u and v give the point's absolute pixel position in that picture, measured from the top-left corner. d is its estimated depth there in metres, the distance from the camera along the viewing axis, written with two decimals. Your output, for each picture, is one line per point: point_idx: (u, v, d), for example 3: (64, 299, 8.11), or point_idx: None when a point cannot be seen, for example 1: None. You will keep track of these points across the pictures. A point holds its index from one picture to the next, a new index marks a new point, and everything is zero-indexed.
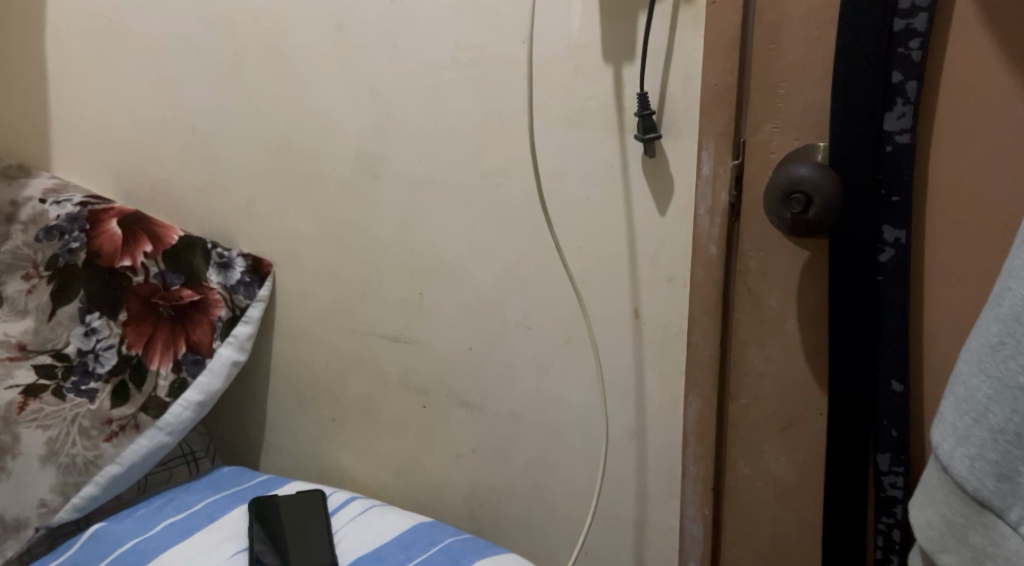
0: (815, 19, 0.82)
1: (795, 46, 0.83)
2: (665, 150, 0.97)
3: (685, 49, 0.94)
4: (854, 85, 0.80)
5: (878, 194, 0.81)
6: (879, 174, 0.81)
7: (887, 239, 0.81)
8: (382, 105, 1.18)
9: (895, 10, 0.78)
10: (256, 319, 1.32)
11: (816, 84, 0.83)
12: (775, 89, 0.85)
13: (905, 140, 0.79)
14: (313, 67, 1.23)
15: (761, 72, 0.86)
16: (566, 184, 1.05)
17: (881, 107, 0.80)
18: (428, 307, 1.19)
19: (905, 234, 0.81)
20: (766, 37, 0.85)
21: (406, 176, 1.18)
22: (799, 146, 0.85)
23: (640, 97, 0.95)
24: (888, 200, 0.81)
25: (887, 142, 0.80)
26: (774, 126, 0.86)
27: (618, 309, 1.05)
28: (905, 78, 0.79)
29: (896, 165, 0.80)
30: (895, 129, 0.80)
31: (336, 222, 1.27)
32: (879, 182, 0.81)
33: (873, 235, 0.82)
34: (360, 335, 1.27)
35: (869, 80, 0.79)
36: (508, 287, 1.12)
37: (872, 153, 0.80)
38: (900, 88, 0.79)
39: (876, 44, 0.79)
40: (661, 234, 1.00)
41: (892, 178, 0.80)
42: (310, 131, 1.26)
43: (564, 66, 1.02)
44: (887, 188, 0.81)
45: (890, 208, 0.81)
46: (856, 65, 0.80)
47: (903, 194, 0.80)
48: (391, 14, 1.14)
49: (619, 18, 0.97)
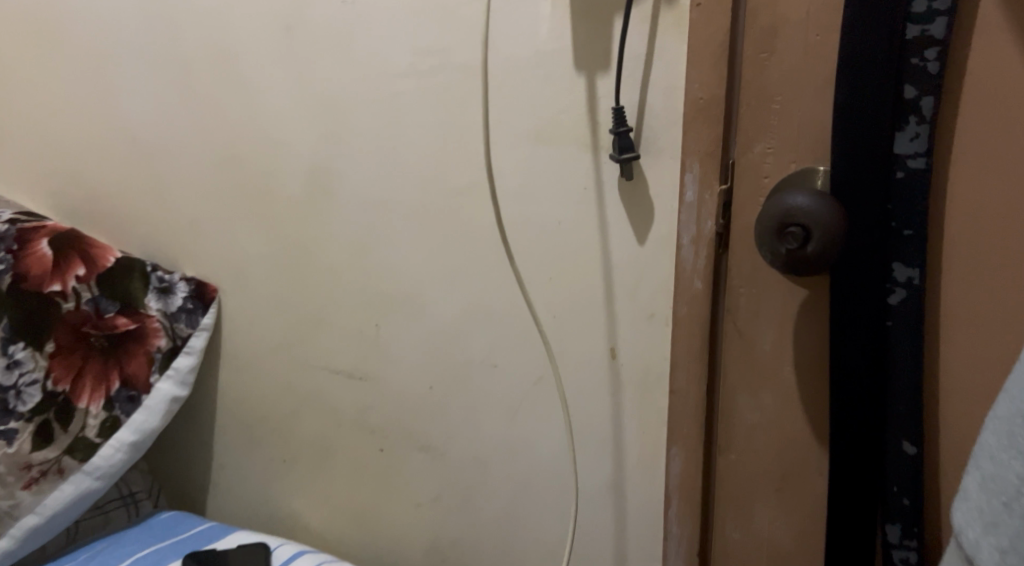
0: (815, 24, 0.71)
1: (791, 55, 0.72)
2: (645, 171, 0.86)
3: (667, 58, 0.83)
4: (861, 101, 0.69)
5: (888, 227, 0.70)
6: (888, 204, 0.70)
7: (898, 279, 0.70)
8: (335, 116, 1.06)
9: (909, 14, 0.67)
10: (199, 349, 1.20)
11: (816, 99, 0.72)
12: (769, 104, 0.74)
13: (919, 165, 0.68)
14: (262, 72, 1.11)
15: (753, 84, 0.75)
16: (536, 207, 0.94)
17: (892, 126, 0.69)
18: (385, 341, 1.08)
19: (919, 273, 0.69)
20: (759, 44, 0.74)
21: (363, 194, 1.06)
22: (796, 169, 0.74)
23: (616, 111, 0.83)
24: (899, 233, 0.70)
25: (898, 168, 0.69)
26: (767, 146, 0.75)
27: (593, 348, 0.93)
28: (920, 94, 0.68)
29: (909, 193, 0.69)
30: (907, 151, 0.69)
31: (286, 244, 1.15)
32: (888, 213, 0.70)
33: (881, 275, 0.71)
34: (313, 369, 1.15)
35: (878, 95, 0.69)
36: (473, 319, 1.01)
37: (880, 180, 0.69)
38: (914, 104, 0.68)
39: (886, 54, 0.68)
40: (641, 265, 0.89)
41: (903, 209, 0.69)
42: (257, 144, 1.14)
43: (533, 75, 0.91)
44: (898, 220, 0.70)
45: (901, 243, 0.70)
46: (863, 78, 0.69)
47: (916, 227, 0.69)
48: (343, 16, 1.02)
49: (594, 21, 0.86)
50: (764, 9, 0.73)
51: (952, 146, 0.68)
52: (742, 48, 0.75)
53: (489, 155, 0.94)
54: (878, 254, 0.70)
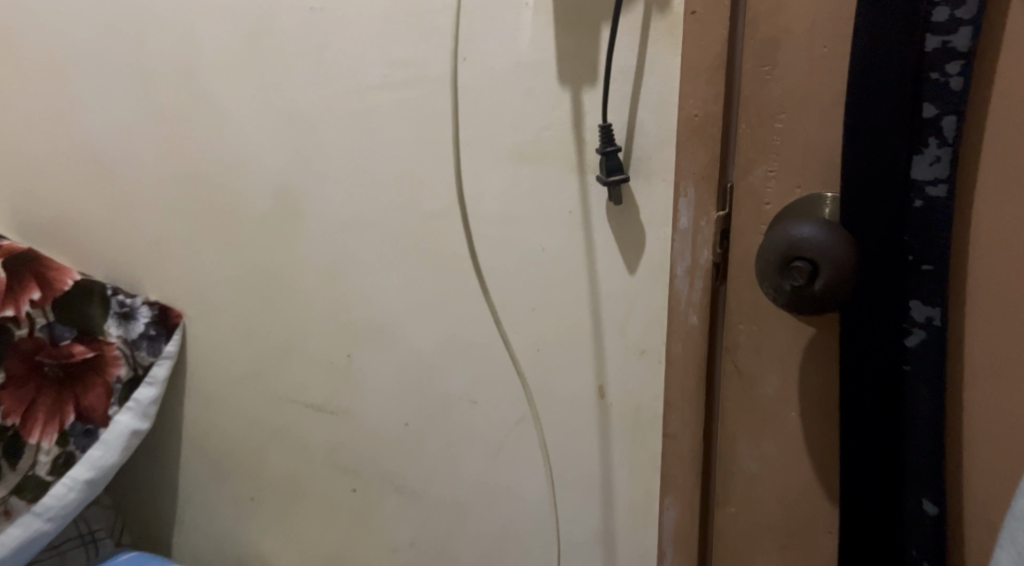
0: (821, 35, 0.64)
1: (795, 69, 0.65)
2: (635, 194, 0.79)
3: (659, 70, 0.76)
4: (875, 120, 0.62)
5: (905, 261, 0.63)
6: (904, 235, 0.62)
7: (916, 319, 0.63)
8: (304, 131, 0.99)
9: (928, 24, 0.60)
10: (162, 379, 1.13)
11: (822, 117, 0.65)
12: (770, 123, 0.67)
13: (939, 193, 0.61)
14: (228, 84, 1.03)
15: (752, 100, 0.67)
16: (518, 232, 0.86)
17: (909, 148, 0.61)
18: (357, 373, 1.00)
19: (940, 313, 0.62)
20: (759, 56, 0.66)
21: (333, 215, 0.99)
22: (801, 195, 0.67)
23: (602, 129, 0.76)
24: (917, 268, 0.62)
25: (916, 195, 0.62)
26: (769, 169, 0.67)
27: (580, 385, 0.86)
28: (940, 113, 0.60)
29: (928, 223, 0.62)
30: (926, 177, 0.61)
31: (253, 268, 1.07)
32: (904, 245, 0.63)
33: (897, 314, 0.63)
34: (282, 401, 1.08)
35: (893, 114, 0.61)
36: (451, 353, 0.93)
37: (895, 210, 0.62)
38: (934, 125, 0.60)
39: (903, 68, 0.61)
40: (631, 296, 0.81)
41: (922, 241, 0.62)
42: (223, 161, 1.07)
43: (514, 89, 0.83)
44: (916, 254, 0.62)
45: (919, 279, 0.62)
46: (876, 95, 0.61)
47: (936, 261, 0.62)
48: (312, 24, 0.95)
49: (578, 31, 0.79)
50: (766, 18, 0.66)
51: (977, 171, 0.60)
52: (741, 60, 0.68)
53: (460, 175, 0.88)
54: (893, 290, 0.63)
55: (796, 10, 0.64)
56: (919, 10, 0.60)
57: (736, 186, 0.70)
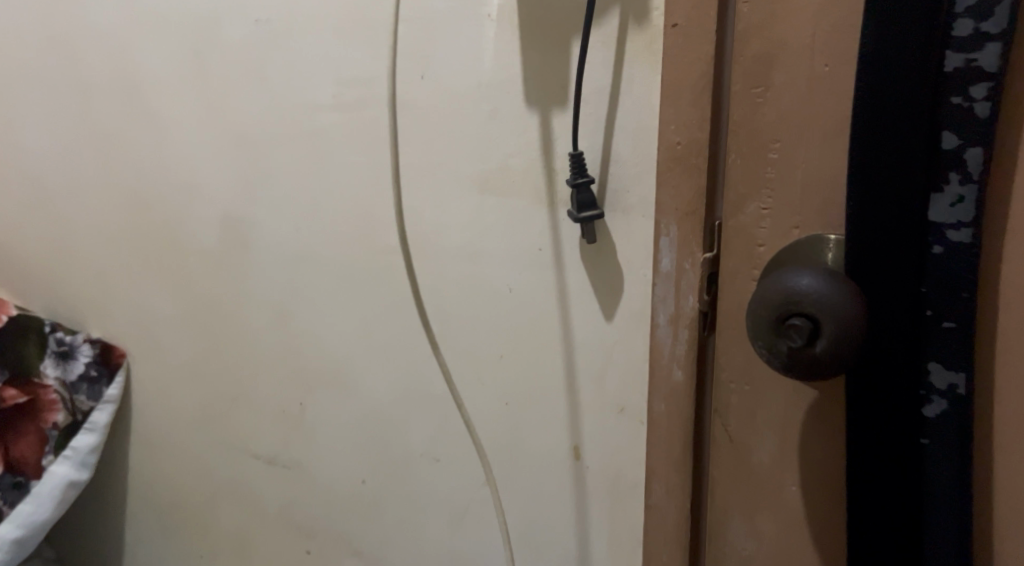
0: (823, 50, 0.54)
1: (792, 90, 0.56)
2: (612, 231, 0.69)
3: (637, 91, 0.66)
4: (886, 151, 0.52)
5: (923, 317, 0.53)
6: (922, 286, 0.53)
7: (936, 386, 0.53)
8: (250, 155, 0.89)
9: (948, 40, 0.50)
10: (103, 426, 1.04)
11: (824, 147, 0.55)
12: (764, 153, 0.57)
13: (963, 238, 0.51)
14: (170, 104, 0.94)
15: (743, 127, 0.58)
16: (482, 271, 0.77)
17: (926, 185, 0.52)
18: (310, 424, 0.91)
19: (964, 379, 0.52)
20: (751, 76, 0.57)
21: (283, 248, 0.89)
22: (800, 236, 0.57)
23: (573, 157, 0.67)
24: (937, 326, 0.53)
25: (935, 240, 0.52)
26: (763, 206, 0.58)
27: (553, 444, 0.76)
28: (964, 143, 0.51)
29: (950, 273, 0.52)
30: (946, 219, 0.52)
31: (200, 304, 0.98)
32: (921, 298, 0.53)
33: (914, 379, 0.54)
34: (232, 452, 0.99)
35: (907, 144, 0.52)
36: (411, 404, 0.84)
37: (911, 256, 0.53)
38: (956, 158, 0.51)
39: (919, 90, 0.51)
40: (608, 346, 0.72)
41: (943, 294, 0.52)
42: (166, 187, 0.97)
43: (475, 111, 0.74)
44: (935, 309, 0.53)
45: (939, 338, 0.53)
46: (888, 121, 0.52)
47: (960, 318, 0.52)
48: (257, 37, 0.85)
49: (547, 45, 0.69)
50: (759, 32, 0.56)
51: (1007, 214, 0.51)
52: (730, 80, 0.58)
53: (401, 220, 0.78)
54: (908, 351, 0.53)
55: (794, 23, 0.55)
56: (938, 23, 0.50)
57: (725, 224, 0.60)
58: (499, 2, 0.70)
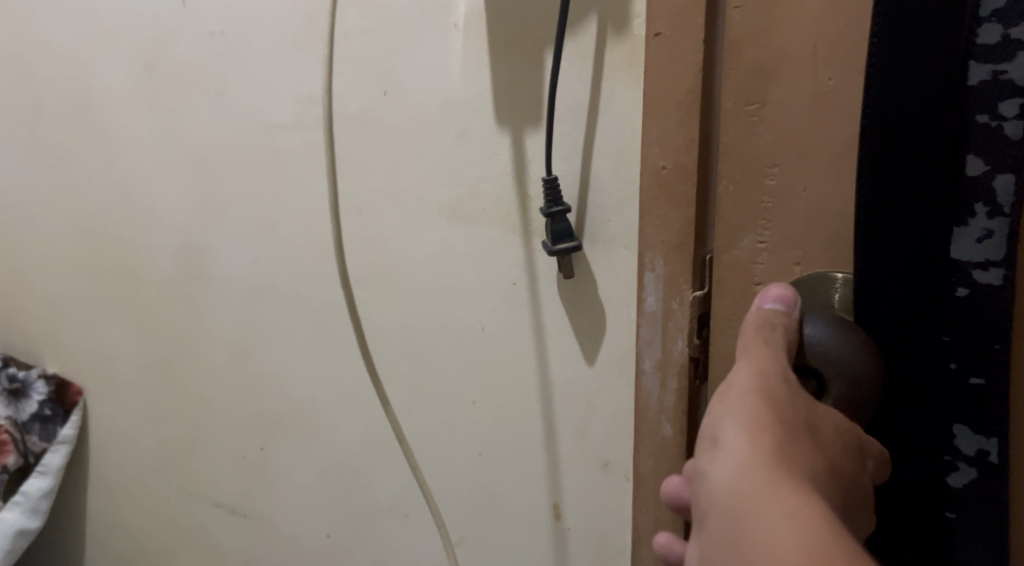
0: (825, 60, 0.47)
1: (791, 107, 0.48)
2: (592, 265, 0.62)
3: (619, 109, 0.59)
4: (900, 176, 0.44)
5: (946, 371, 0.45)
6: (944, 334, 0.44)
7: (963, 451, 0.45)
8: (207, 178, 0.83)
9: (972, 48, 0.42)
10: (56, 468, 0.96)
11: (829, 172, 0.48)
12: (759, 180, 0.50)
13: (992, 280, 0.43)
14: (123, 122, 0.87)
15: (735, 149, 0.50)
16: (452, 308, 0.69)
17: (947, 217, 0.43)
18: (273, 471, 0.84)
19: (997, 447, 0.44)
20: (743, 91, 0.49)
21: (242, 280, 0.82)
22: (802, 274, 0.50)
23: (546, 183, 0.59)
24: (963, 383, 0.44)
25: (959, 282, 0.44)
26: (759, 239, 0.51)
27: (530, 501, 0.69)
28: (992, 169, 0.42)
29: (979, 321, 0.43)
30: (972, 257, 0.43)
31: (157, 339, 0.91)
32: (944, 350, 0.45)
33: (936, 442, 0.45)
34: (193, 499, 0.92)
35: (925, 168, 0.43)
36: (377, 453, 0.77)
37: (930, 301, 0.44)
38: (981, 186, 0.43)
39: (938, 106, 0.42)
40: (590, 394, 0.64)
41: (969, 345, 0.44)
42: (121, 212, 0.90)
43: (442, 131, 0.67)
44: (962, 362, 0.44)
45: (965, 397, 0.44)
46: (901, 141, 0.43)
47: (990, 374, 0.43)
48: (212, 49, 0.79)
49: (518, 58, 0.62)
50: (752, 40, 0.49)
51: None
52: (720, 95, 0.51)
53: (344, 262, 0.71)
54: (928, 410, 0.45)
55: (792, 31, 0.48)
56: (961, 27, 0.42)
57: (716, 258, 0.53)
58: (466, 10, 0.63)
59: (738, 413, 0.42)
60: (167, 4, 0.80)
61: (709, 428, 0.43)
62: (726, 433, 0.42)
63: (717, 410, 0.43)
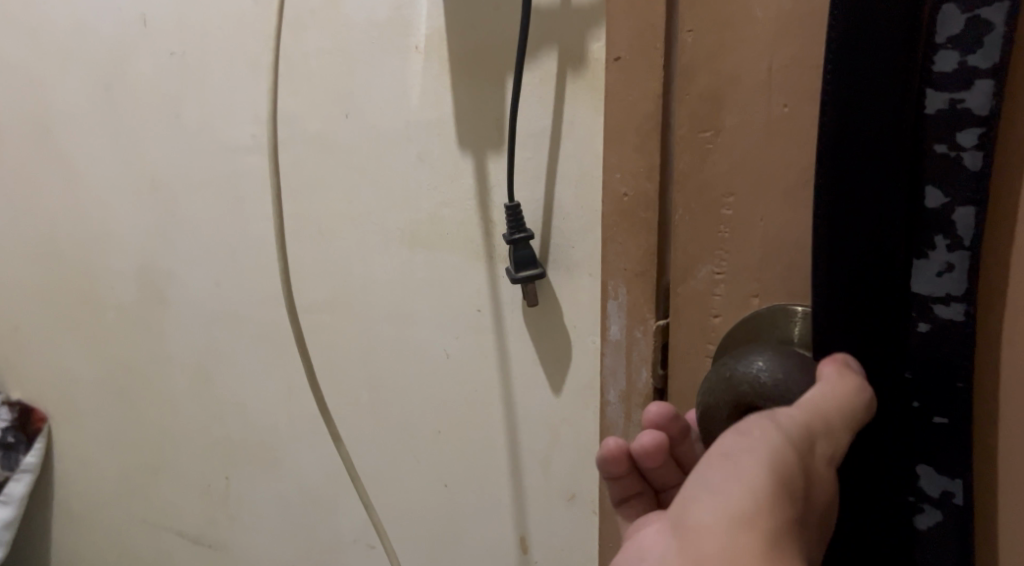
0: (778, 85, 0.45)
1: (745, 133, 0.47)
2: (557, 292, 0.60)
3: (580, 133, 0.57)
4: (859, 205, 0.42)
5: (909, 410, 0.43)
6: (905, 370, 0.43)
7: (927, 493, 0.43)
8: (166, 200, 0.81)
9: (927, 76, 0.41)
10: (18, 498, 0.94)
11: (786, 201, 0.46)
12: (716, 209, 0.48)
13: (953, 315, 0.41)
14: (84, 142, 0.85)
15: (691, 177, 0.49)
16: (413, 334, 0.67)
17: (906, 249, 0.42)
18: (236, 499, 0.82)
19: (961, 488, 0.42)
20: (698, 116, 0.48)
21: (204, 304, 0.81)
22: (761, 306, 0.48)
23: (510, 209, 0.57)
24: (926, 422, 0.43)
25: (920, 318, 0.42)
26: (717, 271, 0.49)
27: (496, 533, 0.67)
28: (951, 202, 0.41)
29: (940, 359, 0.42)
30: (932, 291, 0.42)
31: (119, 366, 0.89)
32: (905, 387, 0.43)
33: (897, 484, 0.44)
34: (156, 529, 0.90)
35: (885, 199, 0.42)
36: (340, 484, 0.75)
37: (892, 338, 0.43)
38: (941, 218, 0.41)
39: (895, 135, 0.41)
40: (555, 425, 0.62)
41: (931, 385, 0.42)
42: (82, 237, 0.88)
43: (402, 153, 0.65)
44: (924, 401, 0.42)
45: (928, 438, 0.43)
46: (858, 171, 0.42)
47: (953, 413, 0.42)
48: (171, 70, 0.77)
49: (478, 80, 0.61)
50: (705, 63, 0.47)
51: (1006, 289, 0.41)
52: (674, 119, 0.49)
53: (289, 284, 0.67)
54: (890, 450, 0.44)
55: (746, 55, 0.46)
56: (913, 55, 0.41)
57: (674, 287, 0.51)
58: (426, 32, 0.62)
59: (764, 459, 0.40)
60: (128, 25, 0.78)
61: (732, 452, 0.41)
62: (745, 467, 0.40)
63: (747, 434, 0.41)
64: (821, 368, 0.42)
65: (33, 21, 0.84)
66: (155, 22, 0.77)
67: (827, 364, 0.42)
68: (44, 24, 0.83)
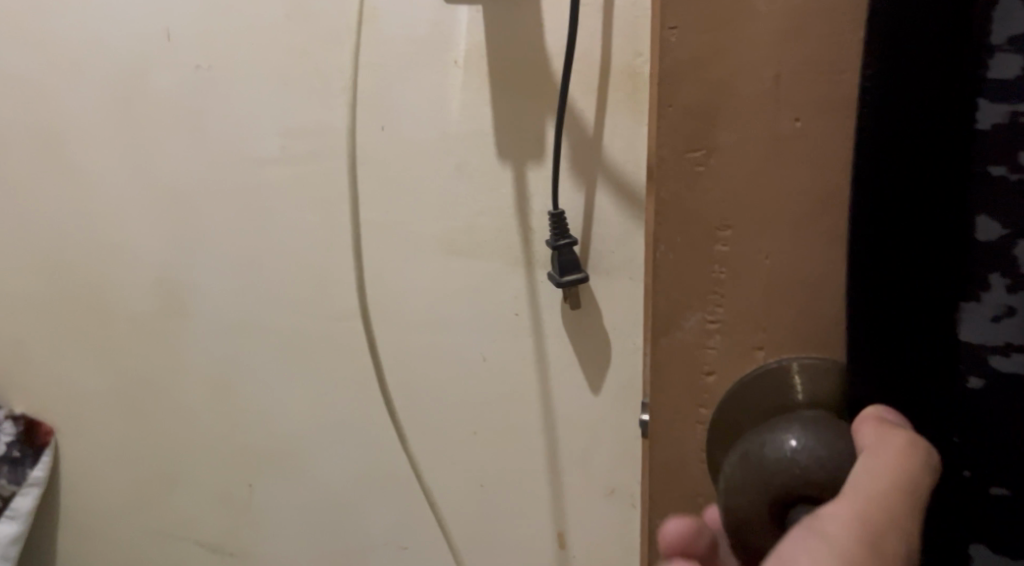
0: (776, 101, 0.45)
1: (743, 155, 0.46)
2: (598, 297, 0.63)
3: (621, 145, 0.60)
4: (887, 244, 0.42)
5: (960, 481, 0.42)
6: (954, 434, 0.42)
7: None
8: (186, 212, 0.80)
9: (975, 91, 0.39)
10: (25, 513, 0.92)
11: (787, 229, 0.47)
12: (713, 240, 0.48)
13: (1011, 364, 0.40)
14: (93, 152, 0.82)
15: (683, 207, 0.48)
16: (450, 341, 0.69)
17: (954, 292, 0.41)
18: (260, 507, 0.83)
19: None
20: (687, 139, 0.47)
21: (225, 314, 0.80)
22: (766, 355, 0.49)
23: (553, 217, 0.60)
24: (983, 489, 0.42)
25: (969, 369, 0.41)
26: (708, 318, 0.49)
27: (533, 531, 0.69)
28: (1010, 233, 0.40)
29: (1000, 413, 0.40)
30: (988, 340, 0.40)
31: (132, 377, 0.87)
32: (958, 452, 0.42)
33: (950, 556, 0.43)
34: (169, 540, 0.90)
35: (927, 236, 0.41)
36: (371, 488, 0.76)
37: (938, 385, 0.42)
38: (999, 254, 0.40)
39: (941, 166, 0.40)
40: (592, 424, 0.65)
41: (994, 450, 0.41)
42: (89, 250, 0.85)
43: (441, 164, 0.67)
44: (976, 471, 0.42)
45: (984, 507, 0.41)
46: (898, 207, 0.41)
47: (1013, 483, 0.41)
48: (195, 83, 0.77)
49: (519, 96, 0.63)
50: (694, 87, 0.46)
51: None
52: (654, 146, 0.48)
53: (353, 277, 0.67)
54: (942, 517, 0.43)
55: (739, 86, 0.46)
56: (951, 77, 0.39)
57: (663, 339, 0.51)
58: (467, 48, 0.64)
59: None
60: (146, 37, 0.77)
61: None
62: None
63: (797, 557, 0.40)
64: (861, 437, 0.43)
65: (36, 32, 0.80)
66: (179, 34, 0.76)
67: (865, 423, 0.43)
68: (50, 37, 0.80)
